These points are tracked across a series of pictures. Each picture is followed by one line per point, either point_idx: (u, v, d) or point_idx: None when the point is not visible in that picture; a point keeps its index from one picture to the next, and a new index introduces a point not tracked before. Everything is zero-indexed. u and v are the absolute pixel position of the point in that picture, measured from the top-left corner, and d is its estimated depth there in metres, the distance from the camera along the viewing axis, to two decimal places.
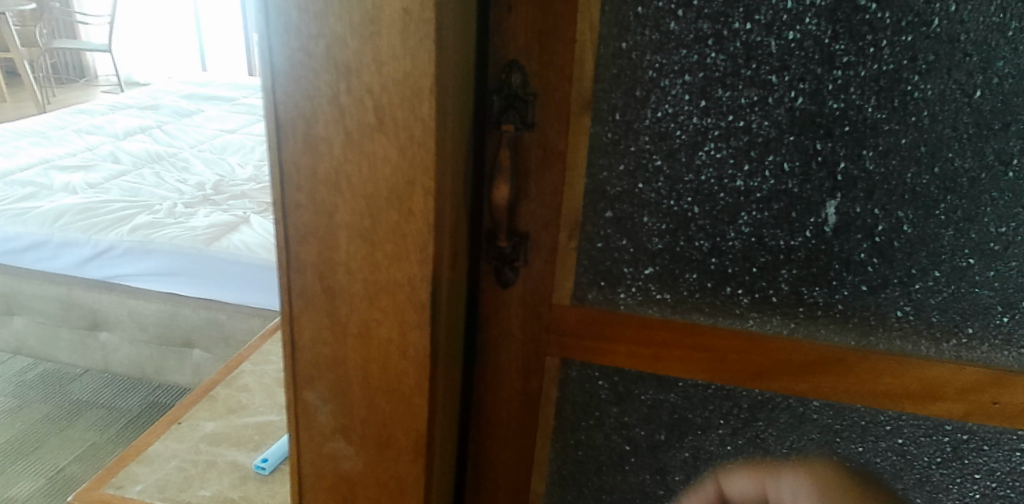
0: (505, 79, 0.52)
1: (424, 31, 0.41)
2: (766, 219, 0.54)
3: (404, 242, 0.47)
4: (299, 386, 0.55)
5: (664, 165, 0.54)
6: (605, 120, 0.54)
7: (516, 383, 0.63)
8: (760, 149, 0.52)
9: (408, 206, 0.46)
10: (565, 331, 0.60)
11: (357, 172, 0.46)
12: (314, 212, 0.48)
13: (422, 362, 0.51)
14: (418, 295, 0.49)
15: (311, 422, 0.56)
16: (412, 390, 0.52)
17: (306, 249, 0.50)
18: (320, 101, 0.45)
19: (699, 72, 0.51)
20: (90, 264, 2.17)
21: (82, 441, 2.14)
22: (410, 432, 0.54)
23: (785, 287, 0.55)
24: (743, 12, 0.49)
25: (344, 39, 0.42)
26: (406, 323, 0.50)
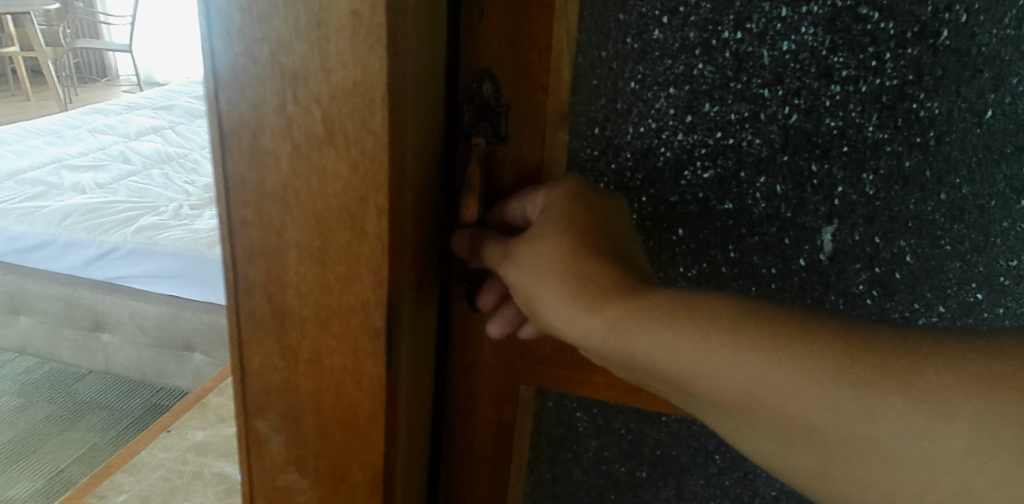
0: (476, 89, 0.48)
1: (376, 36, 0.37)
2: (755, 245, 0.49)
3: (358, 264, 0.43)
4: (250, 414, 0.51)
5: (647, 184, 0.50)
6: (583, 135, 0.50)
7: (490, 413, 0.59)
8: (750, 170, 0.47)
9: (361, 226, 0.42)
10: (541, 359, 0.56)
11: (306, 188, 0.42)
12: (262, 230, 0.44)
13: (378, 394, 0.47)
14: (373, 322, 0.45)
15: (263, 453, 0.52)
16: (369, 422, 0.48)
17: (255, 270, 0.46)
18: (265, 110, 0.41)
19: (684, 84, 0.46)
20: (93, 265, 2.14)
21: (86, 441, 2.11)
22: (367, 466, 0.49)
23: None
24: (732, 19, 0.45)
25: (289, 43, 0.38)
26: (361, 351, 0.46)
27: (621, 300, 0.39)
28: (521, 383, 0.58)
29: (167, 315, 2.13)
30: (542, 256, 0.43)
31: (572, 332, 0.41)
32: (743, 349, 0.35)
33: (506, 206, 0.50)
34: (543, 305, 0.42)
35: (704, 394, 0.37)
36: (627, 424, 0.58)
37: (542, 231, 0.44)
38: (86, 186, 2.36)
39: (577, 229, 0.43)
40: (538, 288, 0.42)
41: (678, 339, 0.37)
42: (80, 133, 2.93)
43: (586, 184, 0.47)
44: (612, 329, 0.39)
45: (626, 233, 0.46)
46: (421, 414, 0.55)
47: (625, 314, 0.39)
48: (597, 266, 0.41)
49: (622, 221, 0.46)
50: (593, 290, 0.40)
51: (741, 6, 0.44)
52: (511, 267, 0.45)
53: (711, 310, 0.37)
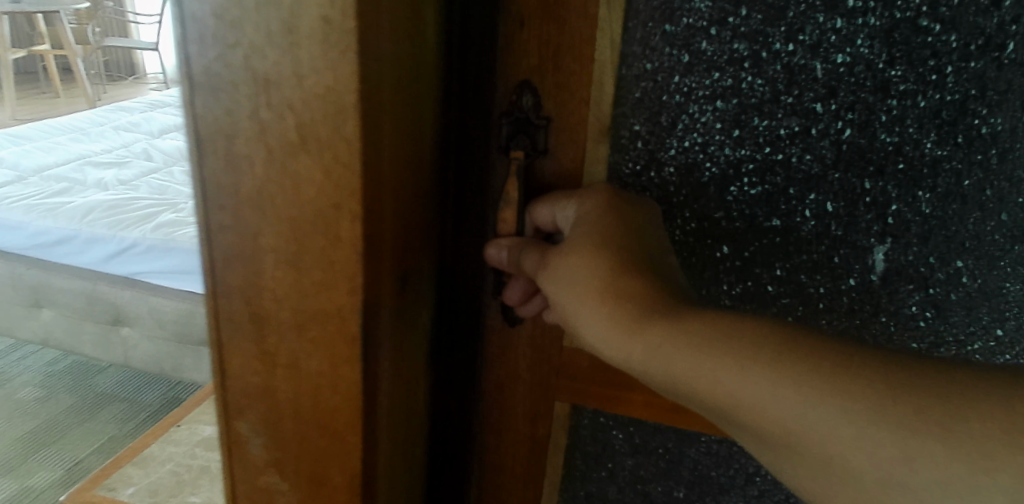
0: (515, 101, 0.48)
1: (345, 42, 0.36)
2: (804, 264, 0.48)
3: (334, 269, 0.42)
4: (230, 415, 0.49)
5: (690, 198, 0.48)
6: (627, 148, 0.48)
7: (523, 428, 0.58)
8: (800, 186, 0.46)
9: (335, 231, 0.40)
10: (577, 376, 0.55)
11: (281, 192, 0.40)
12: (239, 235, 0.43)
13: (356, 400, 0.45)
14: (349, 327, 0.43)
15: (243, 455, 0.50)
16: (347, 426, 0.46)
17: (234, 276, 0.44)
18: (239, 113, 0.39)
19: (732, 98, 0.45)
20: (115, 260, 2.14)
21: (103, 433, 2.12)
22: (346, 470, 0.47)
23: None
24: (784, 31, 0.43)
25: (257, 51, 0.37)
26: (336, 357, 0.44)
27: (660, 323, 0.39)
28: (555, 399, 0.56)
29: (185, 310, 2.14)
30: (578, 275, 0.43)
31: (607, 350, 0.41)
32: (785, 384, 0.35)
33: (534, 210, 0.48)
34: (580, 324, 0.42)
35: (740, 421, 0.37)
36: (665, 443, 0.57)
37: (577, 247, 0.44)
38: (110, 181, 2.37)
39: (612, 244, 0.43)
40: (575, 308, 0.43)
41: (719, 368, 0.37)
42: (106, 130, 2.96)
43: (616, 192, 0.46)
44: (650, 353, 0.39)
45: (660, 242, 0.45)
46: (414, 421, 0.53)
47: (664, 339, 0.39)
48: (634, 286, 0.41)
49: (656, 232, 0.46)
50: (631, 311, 0.40)
51: (794, 17, 0.43)
52: (547, 284, 0.45)
53: (754, 339, 0.37)
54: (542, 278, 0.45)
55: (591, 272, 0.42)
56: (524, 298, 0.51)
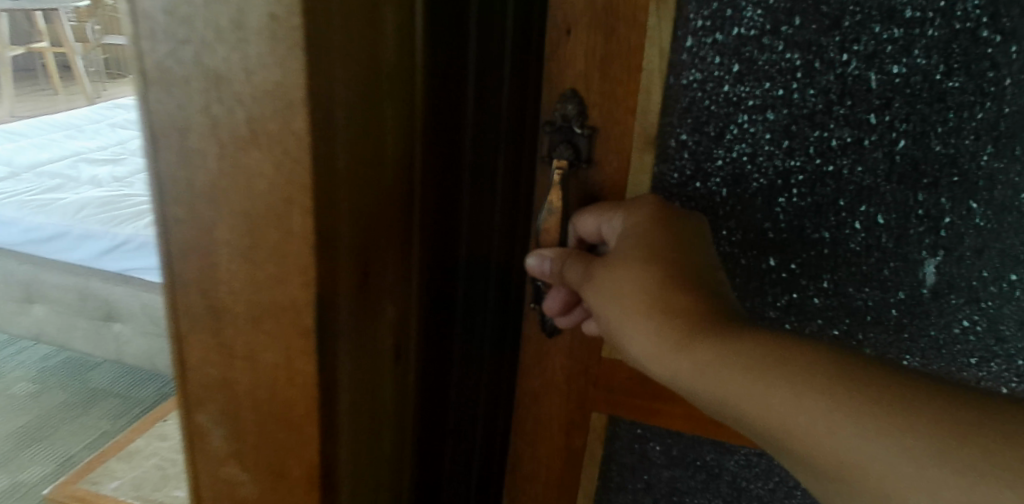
0: (559, 110, 0.47)
1: (291, 40, 0.27)
2: (852, 276, 0.48)
3: (285, 265, 0.31)
4: (185, 401, 0.36)
5: (739, 208, 0.48)
6: (673, 158, 0.47)
7: (558, 439, 0.57)
8: (851, 197, 0.46)
9: (285, 225, 0.30)
10: (614, 387, 0.54)
11: (234, 187, 0.30)
12: (191, 227, 0.32)
13: (313, 391, 0.33)
14: (303, 323, 0.32)
15: (197, 445, 0.37)
16: (304, 416, 0.34)
17: (185, 273, 0.33)
18: (184, 93, 0.29)
19: (783, 108, 0.45)
20: (105, 256, 1.99)
21: (94, 427, 2.02)
22: (302, 463, 0.35)
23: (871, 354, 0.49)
24: (838, 41, 0.43)
25: (202, 32, 0.28)
26: (289, 350, 0.33)
27: (709, 340, 0.38)
28: (592, 410, 0.56)
29: None
30: (623, 288, 0.42)
31: (654, 367, 0.40)
32: (839, 410, 0.33)
33: (579, 220, 0.47)
34: (626, 339, 0.42)
35: (794, 451, 0.35)
36: (704, 455, 0.56)
37: (624, 259, 0.43)
38: (102, 177, 2.33)
39: (661, 260, 0.42)
40: (620, 322, 0.42)
41: (769, 390, 0.36)
42: (103, 128, 2.93)
43: (668, 207, 0.45)
44: (698, 370, 0.38)
45: (710, 260, 0.44)
46: (413, 404, 0.45)
47: (713, 356, 0.38)
48: (684, 302, 0.40)
49: (706, 250, 0.44)
50: (678, 327, 0.39)
51: (849, 27, 0.43)
52: (592, 297, 0.44)
53: (810, 362, 0.36)
54: (587, 292, 0.44)
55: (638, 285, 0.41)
56: (564, 309, 0.50)
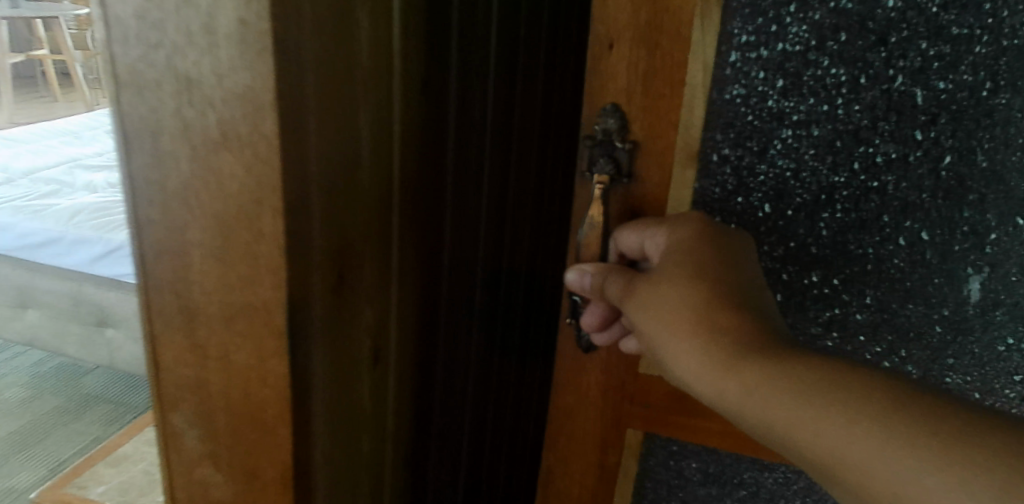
0: (599, 124, 0.47)
1: (262, 45, 0.24)
2: (896, 292, 0.47)
3: (256, 267, 0.28)
4: (156, 404, 0.32)
5: (783, 222, 0.48)
6: (714, 173, 0.47)
7: (593, 456, 0.56)
8: (895, 212, 0.46)
9: (255, 228, 0.27)
10: (650, 403, 0.54)
11: (204, 194, 0.27)
12: (165, 231, 0.28)
13: (283, 387, 0.30)
14: (274, 325, 0.29)
15: (167, 445, 0.32)
16: (275, 411, 0.30)
17: (155, 277, 0.29)
18: (158, 96, 0.26)
19: (827, 123, 0.45)
20: (103, 260, 1.84)
21: (88, 431, 1.88)
22: (277, 464, 0.31)
23: (916, 371, 0.49)
24: (883, 57, 0.43)
25: (172, 34, 0.25)
26: (261, 351, 0.29)
27: (756, 362, 0.38)
28: (627, 426, 0.55)
29: None
30: (665, 304, 0.41)
31: (698, 386, 0.40)
32: (893, 440, 0.32)
33: (619, 235, 0.47)
34: (669, 357, 0.41)
35: (846, 482, 0.34)
36: (741, 472, 0.56)
37: (666, 275, 0.43)
38: (98, 184, 2.30)
39: (707, 280, 0.41)
40: (662, 339, 0.41)
41: (818, 414, 0.34)
42: (100, 135, 2.90)
43: (714, 225, 0.45)
44: (744, 391, 0.37)
45: (756, 279, 0.43)
46: (399, 410, 0.42)
47: (760, 377, 0.37)
48: (731, 321, 0.40)
49: (751, 271, 0.44)
50: (723, 347, 0.39)
51: (896, 43, 0.42)
52: (634, 313, 0.43)
53: (862, 387, 0.34)
54: (631, 311, 0.44)
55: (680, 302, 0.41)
56: (603, 325, 0.50)
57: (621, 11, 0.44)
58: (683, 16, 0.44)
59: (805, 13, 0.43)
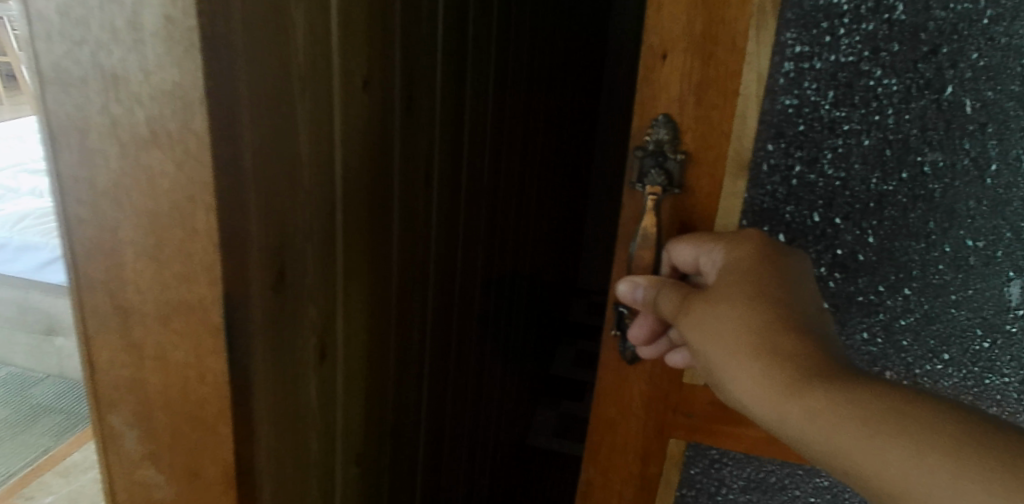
0: (649, 136, 0.46)
1: (189, 40, 0.34)
2: (939, 296, 0.49)
3: (190, 262, 0.39)
4: (98, 407, 0.44)
5: (832, 231, 0.48)
6: (761, 181, 0.47)
7: (634, 467, 0.56)
8: (940, 220, 0.47)
9: (189, 222, 0.38)
10: (694, 413, 0.54)
11: (134, 187, 0.38)
12: (98, 223, 0.39)
13: (224, 387, 0.41)
14: (210, 319, 0.40)
15: (113, 448, 0.45)
16: (217, 415, 0.42)
17: (91, 276, 0.41)
18: (85, 94, 0.36)
19: (877, 133, 0.45)
20: (53, 267, 1.60)
21: (35, 445, 1.63)
22: (219, 462, 0.43)
23: (955, 370, 0.51)
24: (935, 68, 0.44)
25: (98, 33, 0.35)
26: (199, 346, 0.41)
27: (819, 388, 0.38)
28: (670, 437, 0.55)
29: None
30: (723, 327, 0.42)
31: (757, 409, 0.40)
32: (963, 475, 0.33)
33: (674, 248, 0.47)
34: (728, 380, 0.42)
35: None
36: (779, 472, 0.57)
37: (724, 297, 0.43)
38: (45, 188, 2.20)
39: (771, 304, 0.41)
40: (720, 362, 0.42)
41: (884, 446, 0.36)
42: None
43: (768, 244, 0.45)
44: (807, 417, 0.38)
45: (813, 299, 0.43)
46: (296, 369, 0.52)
47: (824, 404, 0.38)
48: (792, 346, 0.40)
49: (809, 292, 0.44)
50: (785, 373, 0.39)
51: (948, 54, 0.43)
52: (688, 334, 0.44)
53: (930, 421, 0.35)
54: (687, 332, 0.44)
55: (740, 326, 0.41)
56: (649, 338, 0.49)
57: (674, 21, 0.44)
58: (738, 27, 0.43)
59: (858, 25, 0.43)
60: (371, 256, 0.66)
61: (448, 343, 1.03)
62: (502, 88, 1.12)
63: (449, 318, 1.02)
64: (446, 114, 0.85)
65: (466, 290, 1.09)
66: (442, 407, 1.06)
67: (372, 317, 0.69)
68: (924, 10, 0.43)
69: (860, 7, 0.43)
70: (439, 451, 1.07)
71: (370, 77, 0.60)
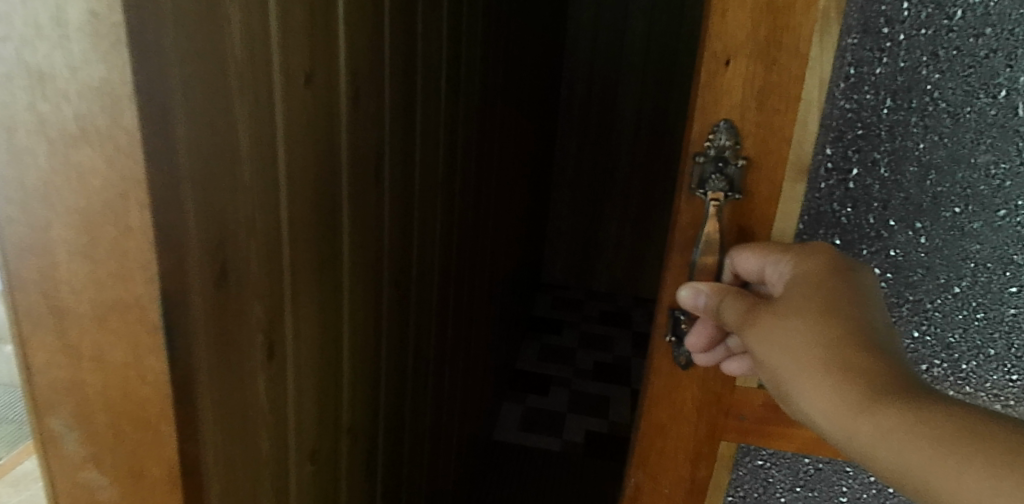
0: (711, 140, 0.49)
1: (116, 35, 0.37)
2: (981, 287, 0.58)
3: (126, 260, 0.41)
4: (36, 411, 0.45)
5: (886, 231, 0.56)
6: (818, 176, 0.54)
7: (683, 470, 0.59)
8: (987, 217, 0.55)
9: (124, 218, 0.40)
10: (745, 414, 0.57)
11: (65, 184, 0.40)
12: (29, 224, 0.41)
13: (165, 387, 0.45)
14: (149, 317, 0.43)
15: (53, 452, 0.46)
16: (159, 416, 0.45)
17: (22, 276, 0.43)
18: (12, 92, 0.38)
19: (931, 137, 0.53)
20: None
21: None
22: (162, 461, 0.46)
23: (988, 358, 0.60)
24: (987, 77, 0.51)
25: (21, 27, 0.37)
26: (139, 346, 0.44)
27: (891, 405, 0.40)
28: (721, 439, 0.58)
29: None
30: (792, 342, 0.43)
31: (827, 424, 0.42)
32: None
33: (738, 259, 0.51)
34: (797, 394, 0.44)
35: None
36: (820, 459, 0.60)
37: (793, 312, 0.44)
38: None
39: (839, 318, 0.43)
40: (790, 377, 0.44)
41: (956, 464, 0.37)
42: None
43: (836, 262, 0.47)
44: (879, 434, 0.40)
45: (882, 314, 0.45)
46: (242, 362, 0.56)
47: (895, 421, 0.39)
48: (864, 362, 0.41)
49: (878, 306, 0.45)
50: (857, 390, 0.41)
51: (1001, 63, 0.50)
52: (756, 348, 0.46)
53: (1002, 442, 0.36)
54: (752, 345, 0.46)
55: (810, 342, 0.43)
56: (707, 345, 0.52)
57: (740, 28, 0.47)
58: (803, 33, 0.47)
59: (921, 36, 0.50)
60: (318, 257, 0.69)
61: (405, 338, 1.04)
62: (452, 81, 1.14)
63: (404, 312, 1.02)
64: (393, 113, 0.86)
65: (420, 285, 1.10)
66: (401, 397, 1.07)
67: (323, 316, 0.72)
68: (979, 24, 0.49)
69: (922, 21, 0.50)
70: (397, 443, 1.08)
71: (316, 72, 0.64)
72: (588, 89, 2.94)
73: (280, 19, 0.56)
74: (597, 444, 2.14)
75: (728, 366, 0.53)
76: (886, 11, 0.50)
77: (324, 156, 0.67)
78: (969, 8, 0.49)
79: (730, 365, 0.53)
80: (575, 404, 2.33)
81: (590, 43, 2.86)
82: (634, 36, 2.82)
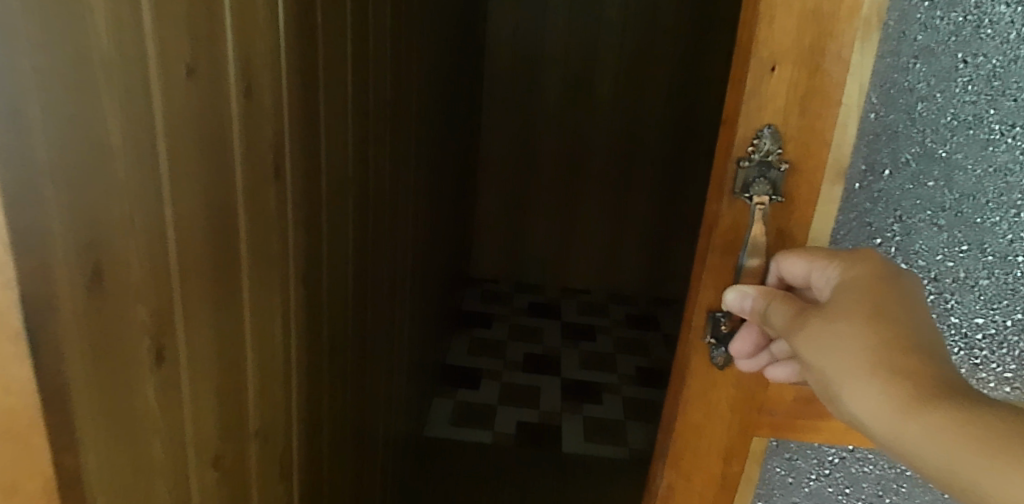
0: (755, 145, 0.57)
1: None
2: (994, 276, 0.67)
3: None
4: None
5: (908, 228, 0.66)
6: (854, 173, 0.64)
7: (716, 467, 0.69)
8: (1001, 210, 0.65)
9: None
10: (776, 411, 0.67)
11: None
12: None
13: (35, 397, 0.43)
14: (9, 324, 0.41)
15: None
16: (31, 429, 0.43)
17: None
18: None
19: (955, 138, 0.63)
20: None
21: None
22: (40, 476, 0.45)
23: (994, 345, 0.69)
24: (1005, 84, 0.61)
25: None
26: (2, 355, 0.41)
27: (939, 403, 0.41)
28: (753, 435, 0.68)
29: None
30: (841, 343, 0.46)
31: (875, 422, 0.44)
32: None
33: (784, 262, 0.58)
34: (844, 393, 0.46)
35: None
36: (840, 449, 0.72)
37: (841, 315, 0.47)
38: None
39: (888, 321, 0.45)
40: (838, 376, 0.46)
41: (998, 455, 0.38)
42: None
43: (883, 270, 0.50)
44: (926, 430, 0.41)
45: (928, 318, 0.47)
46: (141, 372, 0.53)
47: (941, 417, 0.41)
48: (912, 362, 0.44)
49: (924, 311, 0.47)
50: (904, 387, 0.43)
51: (1017, 72, 0.60)
52: (805, 350, 0.48)
53: None
54: (801, 347, 0.49)
55: (858, 342, 0.45)
56: (753, 351, 0.61)
57: (786, 37, 0.55)
58: (844, 41, 0.55)
59: (947, 47, 0.60)
60: (211, 256, 0.65)
61: (318, 340, 1.01)
62: (359, 72, 1.11)
63: (317, 308, 1.00)
64: (291, 105, 0.83)
65: (332, 281, 1.06)
66: (318, 397, 1.04)
67: (220, 324, 0.69)
68: (998, 39, 0.59)
69: (950, 35, 0.59)
70: (314, 443, 1.05)
71: (199, 60, 0.60)
72: (510, 82, 2.96)
73: (155, 7, 0.52)
74: (530, 435, 2.16)
75: (774, 374, 0.61)
76: (921, 20, 0.59)
77: (211, 147, 0.63)
78: (991, 24, 0.59)
79: (774, 372, 0.61)
80: (509, 398, 2.35)
81: (511, 34, 2.88)
82: (554, 26, 2.87)
